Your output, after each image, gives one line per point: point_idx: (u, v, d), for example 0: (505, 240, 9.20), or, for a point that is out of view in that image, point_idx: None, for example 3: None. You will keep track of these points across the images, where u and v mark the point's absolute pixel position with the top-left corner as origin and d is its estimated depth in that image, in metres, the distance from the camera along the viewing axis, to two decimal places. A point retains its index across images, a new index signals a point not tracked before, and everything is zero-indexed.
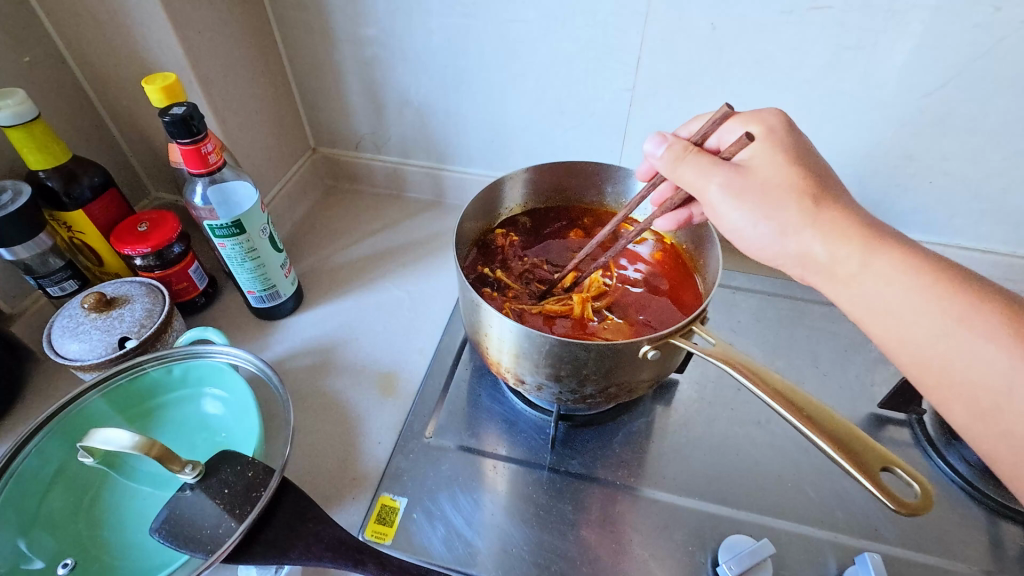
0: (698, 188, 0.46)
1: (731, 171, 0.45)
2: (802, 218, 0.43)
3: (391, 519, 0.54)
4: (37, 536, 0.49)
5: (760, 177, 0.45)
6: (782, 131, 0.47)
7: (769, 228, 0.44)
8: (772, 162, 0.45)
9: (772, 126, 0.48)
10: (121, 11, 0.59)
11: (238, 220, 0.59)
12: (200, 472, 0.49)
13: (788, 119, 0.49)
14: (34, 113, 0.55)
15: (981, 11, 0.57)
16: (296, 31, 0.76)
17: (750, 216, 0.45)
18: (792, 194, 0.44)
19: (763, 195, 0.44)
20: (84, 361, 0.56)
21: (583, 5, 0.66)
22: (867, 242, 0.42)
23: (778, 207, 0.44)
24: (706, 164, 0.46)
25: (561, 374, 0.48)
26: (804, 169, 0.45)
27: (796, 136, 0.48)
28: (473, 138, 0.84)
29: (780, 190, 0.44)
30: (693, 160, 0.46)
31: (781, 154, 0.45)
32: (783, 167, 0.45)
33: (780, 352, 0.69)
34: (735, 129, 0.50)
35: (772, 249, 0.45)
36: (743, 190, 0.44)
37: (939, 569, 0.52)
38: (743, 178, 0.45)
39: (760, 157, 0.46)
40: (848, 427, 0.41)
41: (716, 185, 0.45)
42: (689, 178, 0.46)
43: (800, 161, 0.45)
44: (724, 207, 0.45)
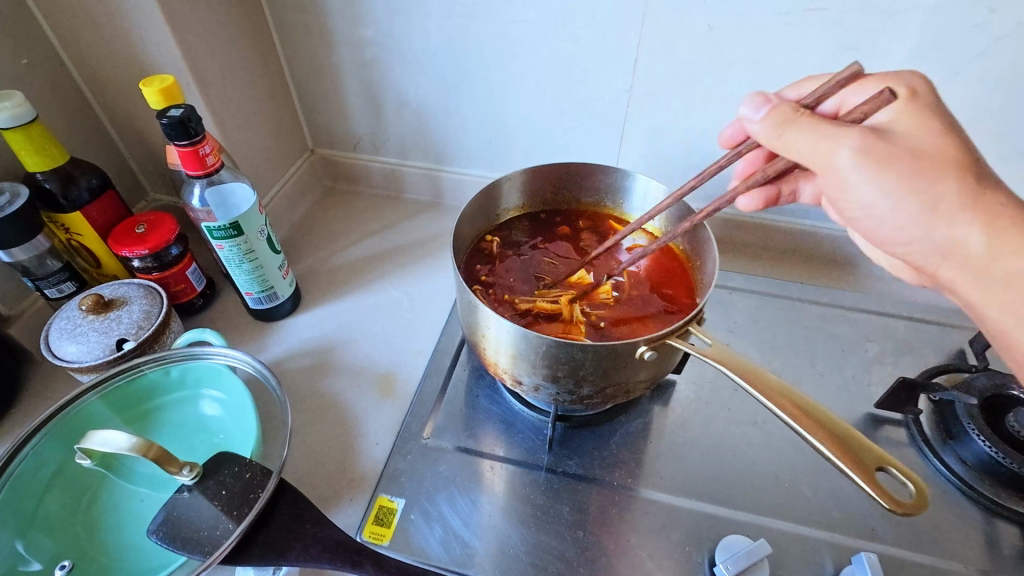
0: (821, 165, 0.43)
1: (869, 138, 0.42)
2: (955, 193, 0.42)
3: (389, 520, 0.54)
4: (34, 537, 0.49)
5: (902, 142, 0.42)
6: (926, 96, 0.45)
7: (893, 198, 0.43)
8: (915, 128, 0.43)
9: (917, 87, 0.45)
10: (119, 13, 0.59)
11: (236, 222, 0.59)
12: (198, 473, 0.49)
13: (930, 84, 0.46)
14: (32, 116, 0.56)
15: (977, 12, 0.57)
16: (294, 33, 0.76)
17: (878, 183, 0.42)
18: (934, 165, 0.42)
19: (908, 165, 0.42)
20: (82, 363, 0.57)
21: (582, 6, 0.66)
22: (1019, 219, 0.41)
23: (924, 180, 0.42)
24: (828, 131, 0.42)
25: (558, 374, 0.49)
26: (956, 141, 0.43)
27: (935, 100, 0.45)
28: (472, 139, 0.84)
29: (933, 161, 0.42)
30: (810, 127, 0.42)
31: (923, 121, 0.43)
32: (934, 135, 0.43)
33: (777, 353, 0.70)
34: (868, 90, 0.49)
35: (890, 216, 0.44)
36: (880, 157, 0.41)
37: (935, 569, 0.52)
38: (880, 147, 0.42)
39: (903, 122, 0.44)
40: (842, 428, 0.42)
41: (846, 149, 0.41)
42: (804, 148, 0.43)
43: (948, 132, 0.44)
44: (852, 176, 0.42)
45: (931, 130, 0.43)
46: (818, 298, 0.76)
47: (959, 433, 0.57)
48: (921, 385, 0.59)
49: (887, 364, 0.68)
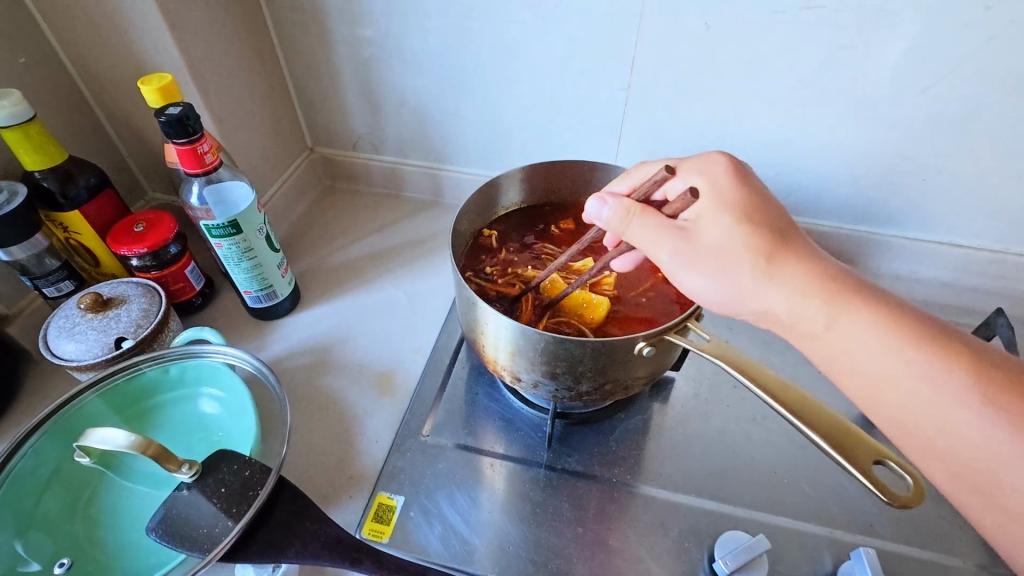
0: (650, 252, 0.45)
1: (681, 237, 0.43)
2: (759, 280, 0.43)
3: (389, 518, 0.54)
4: (33, 536, 0.49)
5: (710, 236, 0.43)
6: (727, 183, 0.46)
7: (715, 283, 0.44)
8: (713, 224, 0.44)
9: (717, 178, 0.46)
10: (117, 11, 0.59)
11: (234, 220, 0.59)
12: (197, 471, 0.49)
13: (736, 165, 0.47)
14: (30, 114, 0.55)
15: (971, 11, 0.57)
16: (292, 32, 0.76)
17: (705, 280, 0.44)
18: (719, 254, 0.43)
19: (715, 259, 0.43)
20: (81, 361, 0.57)
21: (579, 5, 0.66)
22: (833, 308, 0.42)
23: (735, 267, 0.43)
24: (661, 223, 0.44)
25: (556, 371, 0.49)
26: (751, 226, 0.43)
27: (742, 187, 0.46)
28: (470, 138, 0.84)
29: (731, 253, 0.43)
30: (648, 220, 0.44)
31: (717, 211, 0.44)
32: (724, 231, 0.43)
33: (775, 350, 0.70)
34: (680, 182, 0.48)
35: (730, 306, 0.45)
36: (695, 258, 0.43)
37: (933, 564, 0.52)
38: (692, 242, 0.43)
39: (707, 216, 0.44)
40: (841, 422, 0.42)
41: (668, 249, 0.44)
42: (642, 239, 0.44)
43: (746, 216, 0.44)
44: (681, 273, 0.45)
45: (709, 232, 0.43)
46: None
47: None
48: None
49: None
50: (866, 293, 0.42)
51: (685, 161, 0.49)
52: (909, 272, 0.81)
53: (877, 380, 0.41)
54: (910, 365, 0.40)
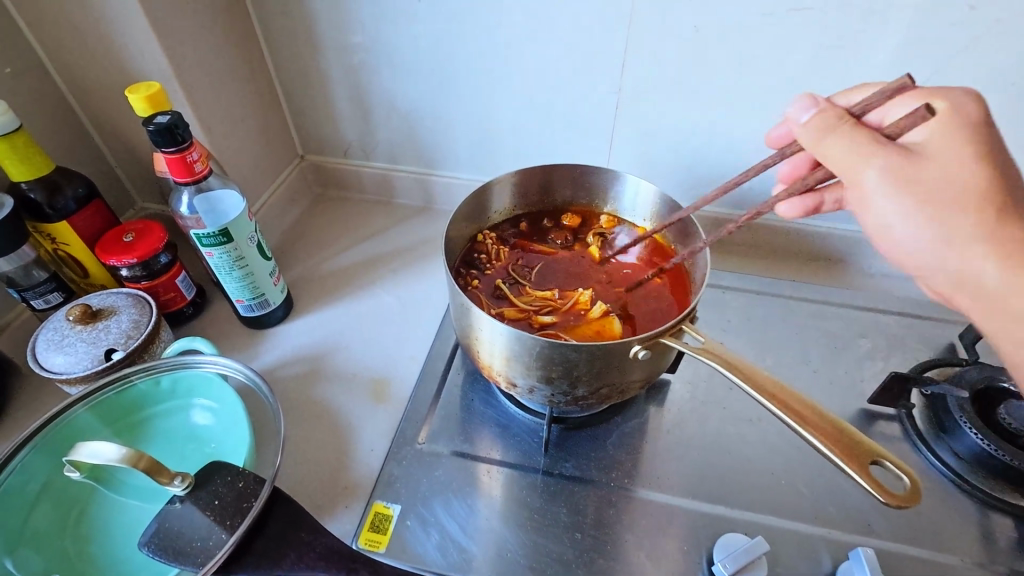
0: (848, 169, 0.43)
1: (898, 155, 0.42)
2: (981, 233, 0.42)
3: (385, 527, 0.53)
4: (21, 553, 0.48)
5: (929, 160, 0.42)
6: (974, 119, 0.43)
7: (914, 225, 0.43)
8: (947, 152, 0.42)
9: (959, 107, 0.43)
10: (103, 20, 0.59)
11: (225, 229, 0.58)
12: (190, 483, 0.49)
13: (982, 101, 0.44)
14: (16, 125, 0.55)
15: (958, 9, 0.58)
16: (281, 38, 0.76)
17: (908, 216, 0.43)
18: (964, 196, 0.41)
19: (925, 193, 0.42)
20: (71, 373, 0.56)
21: (570, 7, 0.66)
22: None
23: (935, 208, 0.42)
24: (865, 143, 0.42)
25: (552, 376, 0.48)
26: (994, 169, 0.42)
27: (986, 128, 0.43)
28: (461, 141, 0.84)
29: (955, 196, 0.42)
30: (851, 139, 0.43)
31: (953, 133, 0.42)
32: (961, 160, 0.42)
33: (770, 351, 0.70)
34: (910, 103, 0.46)
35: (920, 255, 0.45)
36: (904, 180, 0.42)
37: (931, 563, 0.52)
38: (911, 164, 0.42)
39: (938, 140, 0.42)
40: (836, 422, 0.42)
41: (875, 168, 0.42)
42: (841, 155, 0.43)
43: (989, 150, 0.42)
44: (876, 196, 0.43)
45: (965, 156, 0.42)
46: (809, 295, 0.76)
47: (951, 426, 0.57)
48: (913, 379, 0.59)
49: (879, 360, 0.68)
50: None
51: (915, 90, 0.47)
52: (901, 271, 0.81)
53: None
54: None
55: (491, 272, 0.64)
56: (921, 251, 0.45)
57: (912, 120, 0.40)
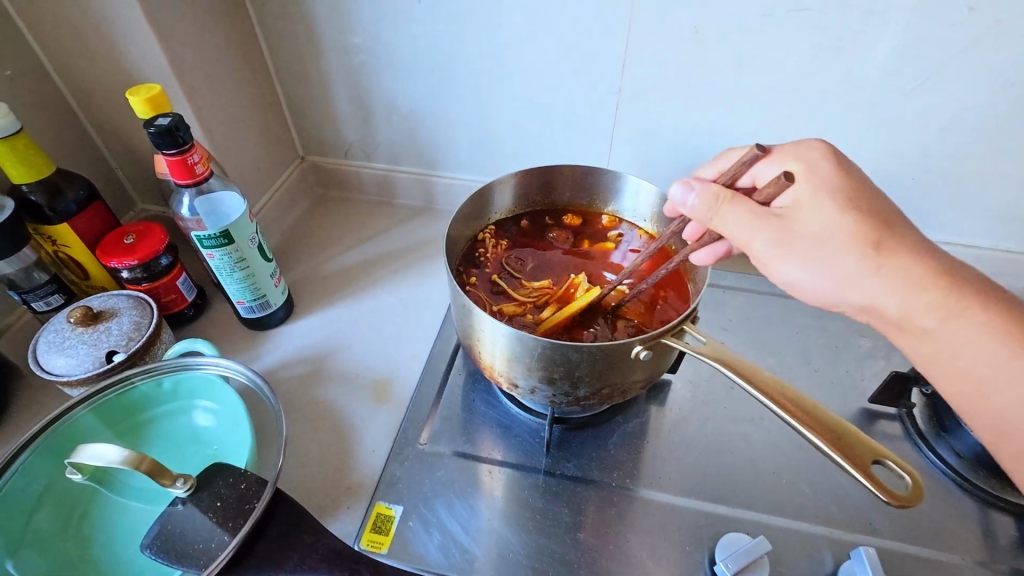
0: (743, 241, 0.44)
1: (774, 222, 0.43)
2: (867, 271, 0.42)
3: (388, 528, 0.53)
4: (24, 555, 0.49)
5: (799, 222, 0.44)
6: (822, 167, 0.46)
7: (821, 277, 0.43)
8: (813, 208, 0.44)
9: (812, 164, 0.46)
10: (104, 22, 0.59)
11: (226, 230, 0.58)
12: (192, 485, 0.49)
13: (829, 149, 0.47)
14: (17, 127, 0.55)
15: (958, 9, 0.58)
16: (281, 40, 0.76)
17: (806, 270, 0.44)
18: (840, 242, 0.43)
19: (812, 248, 0.43)
20: (72, 376, 0.56)
21: (568, 8, 0.66)
22: (929, 282, 0.42)
23: (821, 258, 0.43)
24: (753, 213, 0.43)
25: (554, 376, 0.48)
26: (854, 210, 0.44)
27: (841, 178, 0.46)
28: (461, 142, 0.84)
29: (837, 239, 0.43)
30: (738, 208, 0.44)
31: (814, 188, 0.45)
32: (825, 215, 0.43)
33: (771, 350, 0.70)
34: (771, 167, 0.48)
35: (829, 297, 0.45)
36: (786, 246, 0.43)
37: (933, 561, 0.52)
38: (787, 231, 0.43)
39: (804, 200, 0.44)
40: (839, 422, 0.42)
41: (763, 240, 0.43)
42: (733, 228, 0.44)
43: (847, 187, 0.45)
44: (775, 263, 0.44)
45: (821, 206, 0.44)
46: None
47: (951, 425, 0.58)
48: (914, 379, 0.60)
49: (880, 360, 0.68)
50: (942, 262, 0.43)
51: (784, 149, 0.48)
52: None
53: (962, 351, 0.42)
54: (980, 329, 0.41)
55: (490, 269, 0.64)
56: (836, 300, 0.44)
57: (773, 187, 0.42)
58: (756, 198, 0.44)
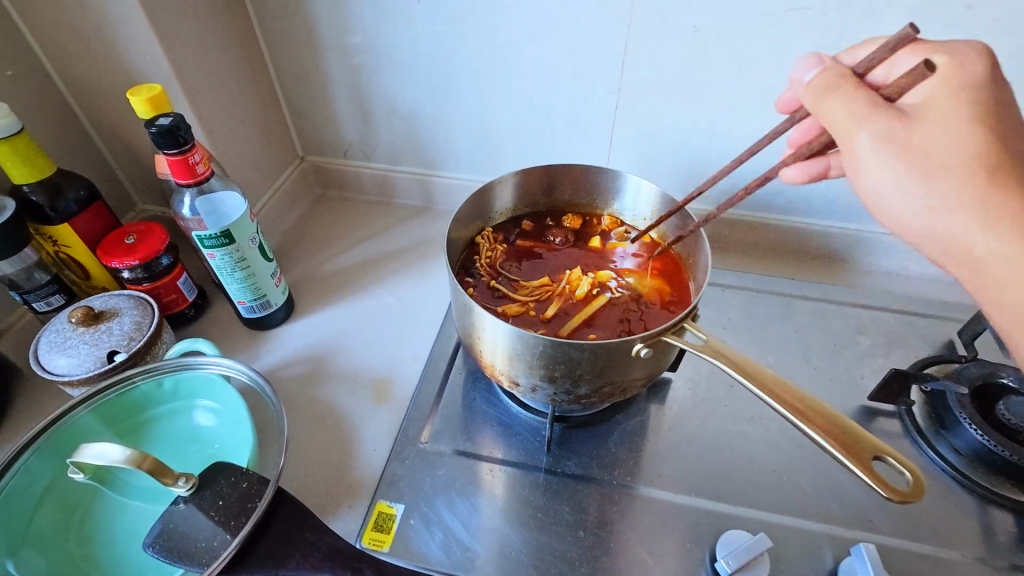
0: (846, 132, 0.41)
1: (894, 118, 0.40)
2: (966, 197, 0.39)
3: (389, 526, 0.54)
4: (25, 555, 0.49)
5: (924, 122, 0.40)
6: (974, 70, 0.42)
7: (916, 191, 0.40)
8: (942, 111, 0.40)
9: (963, 62, 0.42)
10: (105, 23, 0.59)
11: (227, 230, 0.58)
12: (194, 484, 0.49)
13: (990, 56, 0.42)
14: (18, 127, 0.55)
15: (956, 8, 0.58)
16: (281, 40, 0.76)
17: (907, 181, 0.40)
18: (954, 160, 0.39)
19: (926, 157, 0.39)
20: (73, 376, 0.56)
21: (568, 8, 0.66)
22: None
23: (938, 173, 0.39)
24: (863, 104, 0.41)
25: (555, 374, 0.49)
26: (987, 130, 0.40)
27: (991, 87, 0.41)
28: (461, 142, 0.84)
29: (956, 158, 0.39)
30: (856, 95, 0.41)
31: (959, 95, 0.41)
32: (959, 131, 0.39)
33: (770, 348, 0.70)
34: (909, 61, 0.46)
35: (920, 223, 0.41)
36: (900, 146, 0.40)
37: (932, 558, 0.52)
38: (908, 129, 0.40)
39: (935, 100, 0.41)
40: (839, 419, 0.42)
41: (867, 133, 0.40)
42: (837, 119, 0.42)
43: (996, 110, 0.41)
44: (868, 171, 0.41)
45: (959, 119, 0.40)
46: (808, 293, 0.77)
47: (950, 423, 0.58)
48: (913, 376, 0.60)
49: (879, 358, 0.69)
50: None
51: (929, 43, 0.45)
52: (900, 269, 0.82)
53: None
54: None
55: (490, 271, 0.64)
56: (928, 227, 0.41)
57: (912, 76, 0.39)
58: (883, 92, 0.41)
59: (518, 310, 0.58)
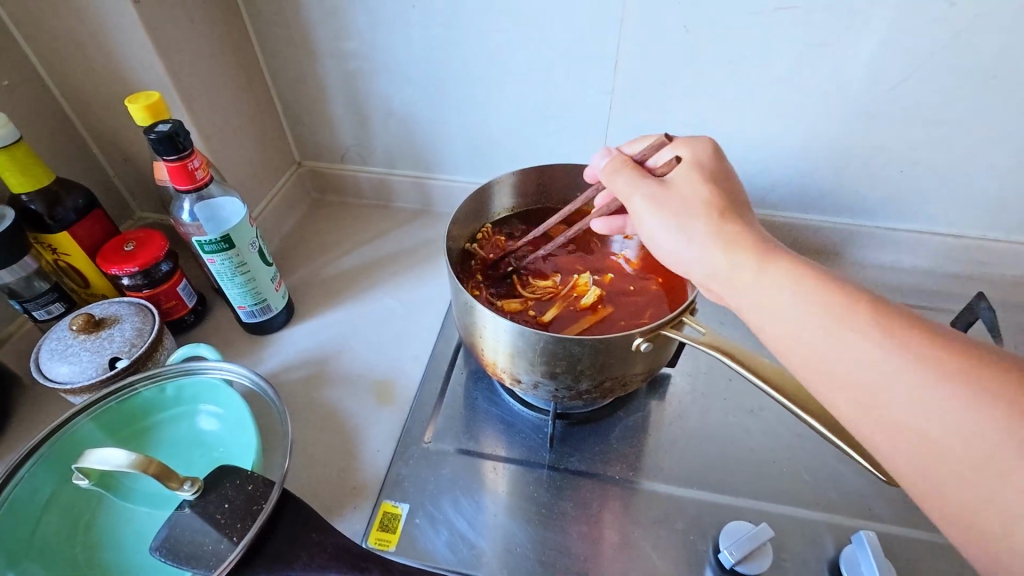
0: (625, 198, 0.48)
1: (654, 182, 0.47)
2: (713, 236, 0.42)
3: (395, 526, 0.54)
4: (28, 566, 0.48)
5: (679, 187, 0.46)
6: (709, 156, 0.49)
7: (678, 239, 0.44)
8: (687, 180, 0.46)
9: (699, 151, 0.49)
10: (102, 31, 0.59)
11: (227, 235, 0.59)
12: (199, 488, 0.49)
13: (718, 145, 0.50)
14: (16, 136, 0.55)
15: (939, 6, 0.59)
16: (277, 47, 0.77)
17: (666, 228, 0.45)
18: (695, 208, 0.44)
19: (678, 209, 0.44)
20: (75, 383, 0.56)
21: (560, 11, 0.67)
22: (760, 254, 0.41)
23: (684, 219, 0.44)
24: (630, 176, 0.48)
25: (556, 371, 0.49)
26: (719, 190, 0.45)
27: (722, 166, 0.48)
28: (458, 147, 0.85)
29: (696, 207, 0.44)
30: (624, 168, 0.49)
31: (694, 171, 0.47)
32: (693, 189, 0.45)
33: (767, 341, 0.71)
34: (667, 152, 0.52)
35: (687, 263, 0.44)
36: (660, 202, 0.45)
37: (933, 544, 0.53)
38: (665, 191, 0.46)
39: (682, 174, 0.47)
40: (836, 405, 0.43)
41: (639, 196, 0.46)
42: (621, 186, 0.48)
43: (716, 182, 0.46)
44: (645, 218, 0.46)
45: (686, 185, 0.46)
46: None
47: None
48: None
49: None
50: (783, 252, 0.41)
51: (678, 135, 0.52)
52: (894, 260, 0.83)
53: (801, 330, 0.38)
54: (801, 304, 0.38)
55: (491, 271, 0.64)
56: (712, 274, 0.43)
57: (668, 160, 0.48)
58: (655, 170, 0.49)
59: (517, 307, 0.59)
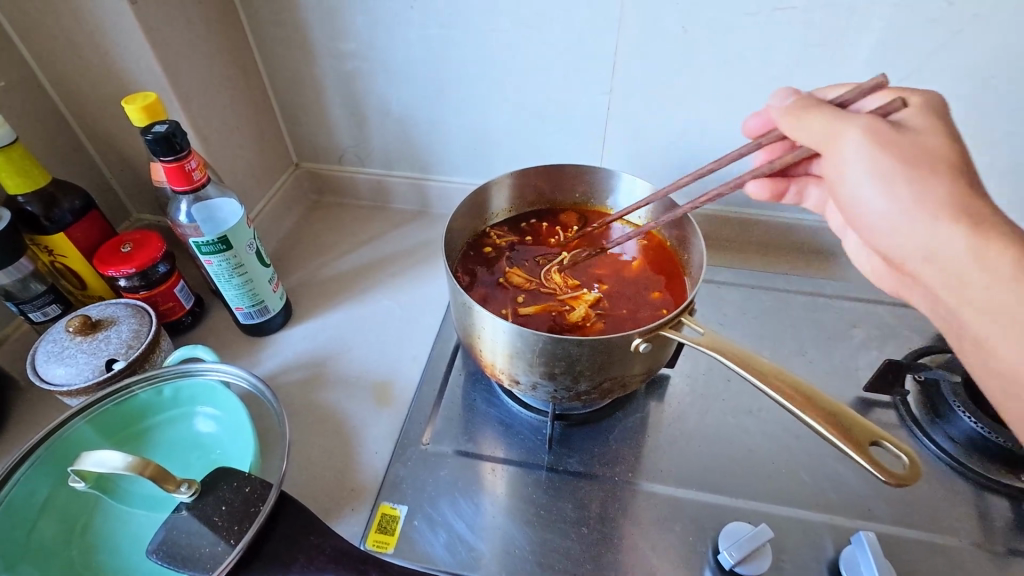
0: (829, 137, 0.45)
1: (883, 124, 0.44)
2: (949, 192, 0.41)
3: (393, 528, 0.54)
4: (24, 569, 0.48)
5: (917, 134, 0.44)
6: (938, 106, 0.47)
7: (894, 190, 0.43)
8: (928, 129, 0.45)
9: (929, 98, 0.47)
10: (98, 31, 0.59)
11: (224, 236, 0.59)
12: (197, 490, 0.49)
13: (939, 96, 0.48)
14: (12, 138, 0.55)
15: (936, 6, 0.59)
16: (274, 47, 0.76)
17: (877, 181, 0.43)
18: (926, 158, 0.43)
19: (905, 158, 0.43)
20: (72, 386, 0.56)
21: (558, 12, 0.67)
22: (972, 224, 0.40)
23: (920, 171, 0.42)
24: (838, 117, 0.45)
25: (554, 372, 0.49)
26: (960, 144, 0.44)
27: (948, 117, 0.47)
28: (456, 147, 0.85)
29: (935, 158, 0.43)
30: (816, 111, 0.46)
31: (930, 119, 0.45)
32: (935, 141, 0.44)
33: (766, 342, 0.71)
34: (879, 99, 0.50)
35: (891, 216, 0.44)
36: (890, 144, 0.43)
37: (932, 544, 0.53)
38: (897, 134, 0.44)
39: (918, 120, 0.45)
40: (836, 405, 0.43)
41: (854, 135, 0.44)
42: (819, 127, 0.46)
43: (949, 132, 0.45)
44: (855, 163, 0.44)
45: (932, 134, 0.44)
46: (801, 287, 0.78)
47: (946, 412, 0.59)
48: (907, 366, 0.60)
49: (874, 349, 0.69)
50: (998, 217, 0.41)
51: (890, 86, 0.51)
52: None
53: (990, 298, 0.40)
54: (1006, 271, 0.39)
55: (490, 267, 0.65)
56: (916, 230, 0.42)
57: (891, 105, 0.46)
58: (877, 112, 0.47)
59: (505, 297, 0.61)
